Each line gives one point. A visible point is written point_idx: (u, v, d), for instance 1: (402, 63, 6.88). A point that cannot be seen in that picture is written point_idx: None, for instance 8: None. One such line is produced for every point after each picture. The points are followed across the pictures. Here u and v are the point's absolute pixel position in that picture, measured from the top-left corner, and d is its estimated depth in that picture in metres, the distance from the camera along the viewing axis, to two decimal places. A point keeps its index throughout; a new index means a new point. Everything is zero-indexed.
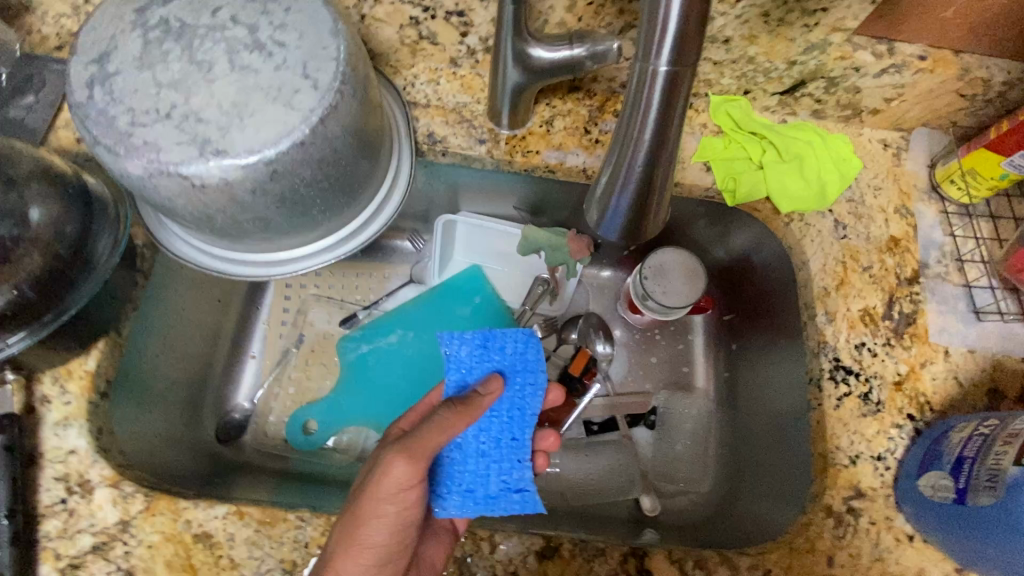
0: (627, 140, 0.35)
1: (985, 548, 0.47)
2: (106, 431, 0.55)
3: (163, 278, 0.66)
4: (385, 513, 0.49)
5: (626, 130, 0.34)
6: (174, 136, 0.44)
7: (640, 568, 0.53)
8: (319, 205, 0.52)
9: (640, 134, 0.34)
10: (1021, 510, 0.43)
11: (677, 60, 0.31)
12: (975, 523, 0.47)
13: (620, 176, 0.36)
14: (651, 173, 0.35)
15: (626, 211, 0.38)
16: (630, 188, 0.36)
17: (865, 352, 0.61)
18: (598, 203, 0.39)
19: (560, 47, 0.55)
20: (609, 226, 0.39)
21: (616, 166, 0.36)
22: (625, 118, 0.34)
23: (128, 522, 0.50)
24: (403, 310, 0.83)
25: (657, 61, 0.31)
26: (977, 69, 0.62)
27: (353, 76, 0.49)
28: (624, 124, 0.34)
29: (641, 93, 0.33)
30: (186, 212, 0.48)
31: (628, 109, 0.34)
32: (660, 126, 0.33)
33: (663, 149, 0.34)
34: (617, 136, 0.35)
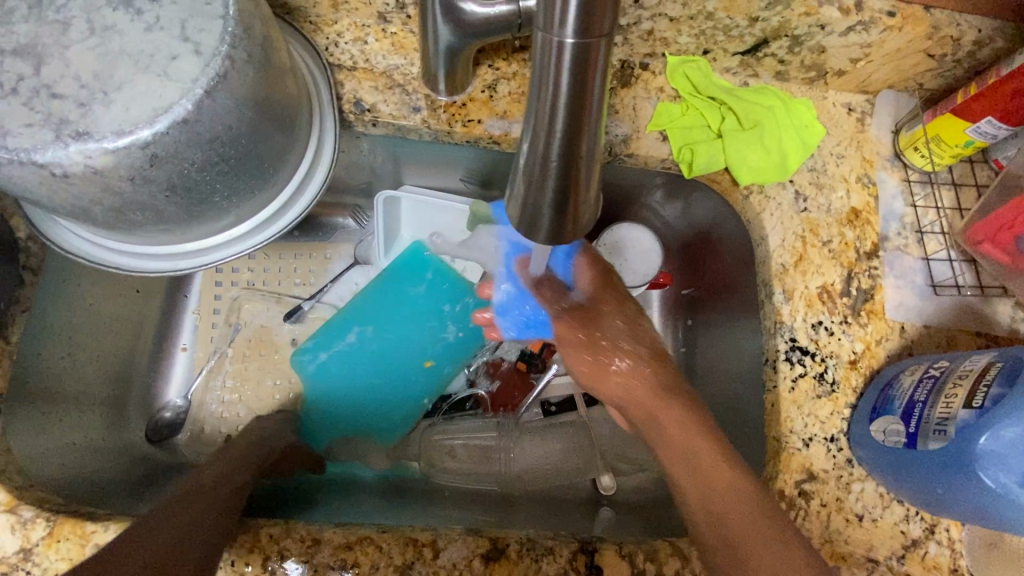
0: (539, 129, 0.29)
1: (901, 461, 0.50)
2: (0, 450, 0.49)
3: (61, 273, 0.58)
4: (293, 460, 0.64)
5: (537, 118, 0.29)
6: (24, 116, 0.37)
7: (590, 564, 0.51)
8: (220, 192, 0.45)
9: (553, 120, 0.28)
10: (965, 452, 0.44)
11: (586, 30, 0.26)
12: (929, 465, 0.47)
13: (535, 169, 0.30)
14: (572, 166, 0.30)
15: (547, 212, 0.31)
16: (549, 184, 0.30)
17: (821, 331, 0.59)
18: (519, 202, 0.32)
19: (496, 3, 0.49)
20: (527, 232, 0.33)
21: (529, 156, 0.30)
22: (534, 102, 0.29)
23: (29, 550, 0.46)
24: (352, 305, 0.76)
25: (561, 32, 0.26)
26: (947, 27, 0.58)
27: (247, 39, 0.42)
28: (534, 109, 0.29)
29: (549, 69, 0.27)
30: (55, 204, 0.41)
31: (536, 93, 0.28)
32: (574, 109, 0.28)
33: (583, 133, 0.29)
34: (529, 123, 0.30)
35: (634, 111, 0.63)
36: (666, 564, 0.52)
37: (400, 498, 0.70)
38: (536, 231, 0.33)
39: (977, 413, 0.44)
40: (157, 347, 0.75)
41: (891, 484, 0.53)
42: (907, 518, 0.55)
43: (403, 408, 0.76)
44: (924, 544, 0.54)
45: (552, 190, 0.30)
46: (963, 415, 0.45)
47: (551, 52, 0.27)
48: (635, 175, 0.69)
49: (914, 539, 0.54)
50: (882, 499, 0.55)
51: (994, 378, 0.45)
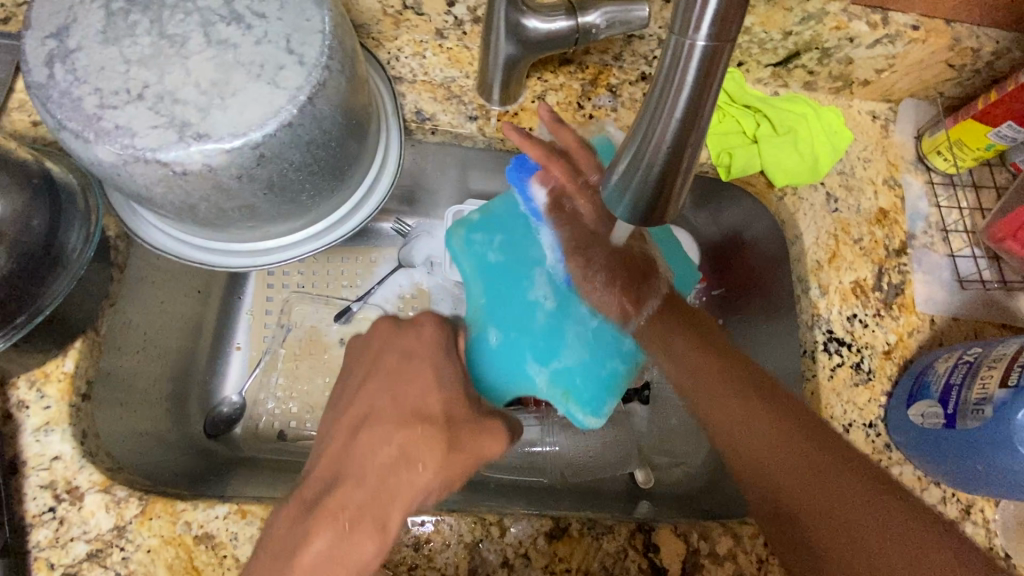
0: (653, 120, 0.32)
1: (944, 443, 0.52)
2: (92, 434, 0.52)
3: (138, 270, 0.62)
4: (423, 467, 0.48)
5: (654, 111, 0.32)
6: (148, 119, 0.40)
7: (647, 542, 0.54)
8: (308, 191, 0.49)
9: (670, 113, 0.32)
10: (1010, 429, 0.47)
11: (716, 35, 0.29)
12: (970, 444, 0.50)
13: (642, 154, 0.33)
14: (680, 155, 0.33)
15: (648, 195, 0.35)
16: (656, 171, 0.33)
17: (856, 323, 0.63)
18: (617, 185, 0.35)
19: (555, 18, 0.54)
20: (624, 212, 0.36)
21: (640, 144, 0.33)
22: (655, 98, 0.32)
23: (124, 527, 0.49)
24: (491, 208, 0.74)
25: (695, 35, 0.29)
26: (966, 39, 0.62)
27: (340, 51, 0.46)
28: (652, 103, 0.33)
29: (676, 69, 0.31)
30: (166, 200, 0.44)
31: (658, 90, 0.32)
32: (693, 105, 0.31)
33: (695, 125, 0.32)
34: (642, 114, 0.33)
35: None
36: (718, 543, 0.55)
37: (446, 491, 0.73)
38: (633, 211, 0.36)
39: (1012, 392, 0.48)
40: (214, 345, 0.78)
41: (930, 468, 0.55)
42: (943, 499, 0.58)
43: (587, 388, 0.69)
44: (961, 524, 0.57)
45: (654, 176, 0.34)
46: (1002, 394, 0.48)
47: (679, 53, 0.30)
48: None
49: (951, 519, 0.57)
50: (920, 482, 0.58)
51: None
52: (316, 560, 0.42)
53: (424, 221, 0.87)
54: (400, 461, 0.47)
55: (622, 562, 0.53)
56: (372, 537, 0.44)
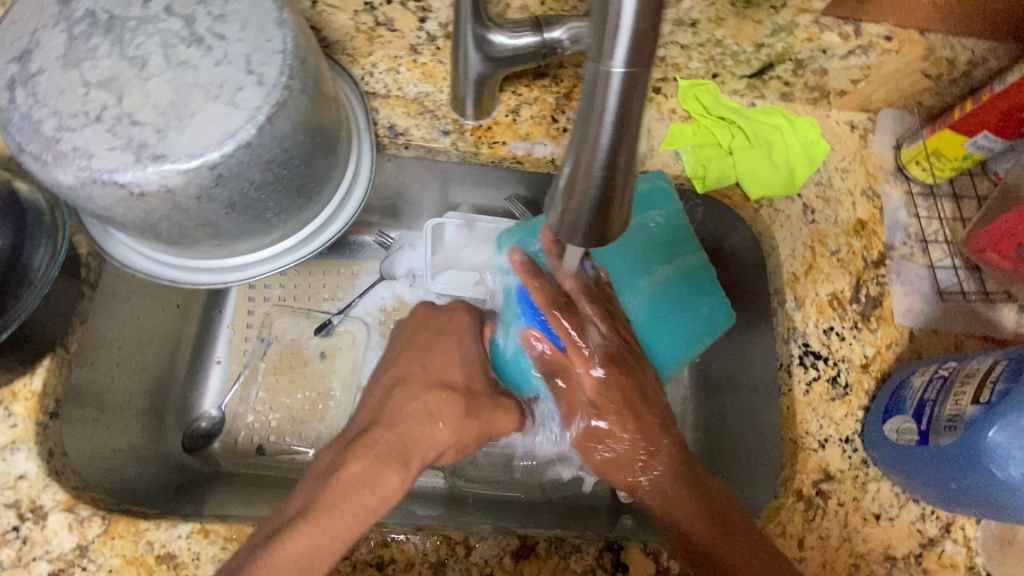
0: (584, 143, 0.32)
1: (919, 461, 0.52)
2: (59, 453, 0.53)
3: (112, 287, 0.62)
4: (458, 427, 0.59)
5: (582, 133, 0.32)
6: (106, 141, 0.41)
7: (616, 561, 0.54)
8: (272, 209, 0.49)
9: (599, 136, 0.32)
10: (978, 448, 0.46)
11: (633, 60, 0.30)
12: (942, 463, 0.49)
13: (577, 178, 0.33)
14: (614, 177, 0.33)
15: (586, 216, 0.34)
16: (592, 193, 0.33)
17: (833, 336, 0.62)
18: (558, 209, 0.35)
19: (522, 34, 0.54)
20: (567, 234, 0.36)
21: (574, 167, 0.33)
22: (581, 121, 0.32)
23: (86, 547, 0.48)
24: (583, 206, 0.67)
25: (611, 63, 0.30)
26: (941, 49, 0.62)
27: (302, 70, 0.46)
28: (581, 125, 0.33)
29: (596, 93, 0.31)
30: (127, 220, 0.45)
31: (583, 113, 0.32)
32: (620, 126, 0.31)
33: (624, 144, 0.32)
34: (574, 138, 0.33)
35: (648, 132, 0.67)
36: (691, 562, 0.54)
37: (423, 505, 0.71)
38: (575, 234, 0.35)
39: (984, 408, 0.47)
40: (195, 360, 0.78)
41: (908, 485, 0.55)
42: (922, 517, 0.57)
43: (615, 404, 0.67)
44: (940, 543, 0.56)
45: (592, 198, 0.33)
46: (972, 411, 0.47)
47: (599, 77, 0.31)
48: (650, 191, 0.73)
49: (930, 537, 0.56)
50: (898, 499, 0.57)
51: (999, 374, 0.47)
52: (351, 481, 0.51)
53: (406, 233, 0.87)
54: (424, 415, 0.57)
55: None
56: (395, 473, 0.52)
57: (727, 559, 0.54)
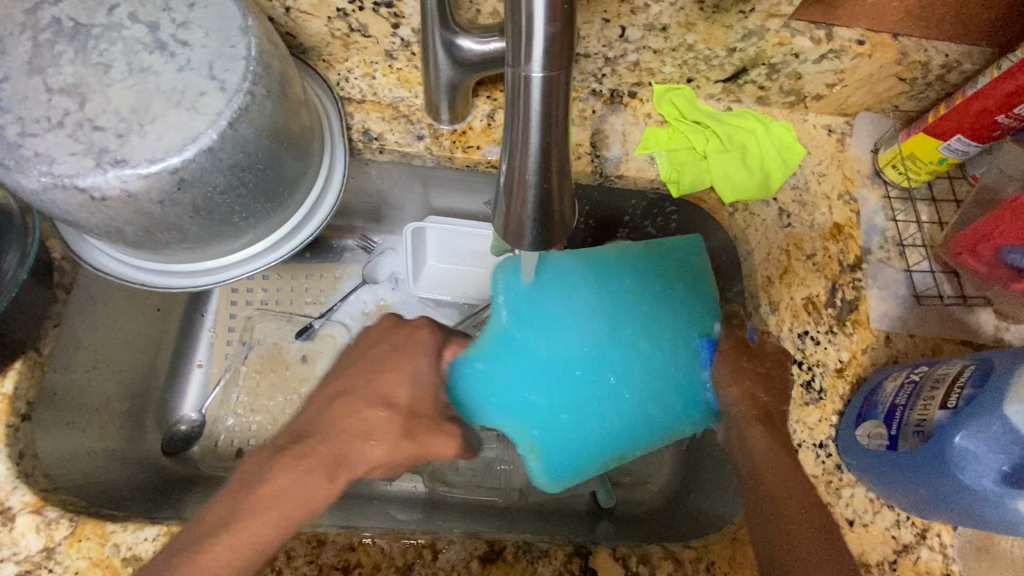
0: (516, 147, 0.33)
1: (887, 466, 0.51)
2: (29, 454, 0.53)
3: (89, 290, 0.63)
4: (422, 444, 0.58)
5: (512, 138, 0.33)
6: (68, 146, 0.41)
7: (585, 567, 0.52)
8: (239, 213, 0.50)
9: (527, 140, 0.32)
10: (944, 453, 0.45)
11: (550, 64, 0.30)
12: (907, 468, 0.49)
13: (514, 185, 0.34)
14: (548, 179, 0.33)
15: (527, 219, 0.35)
16: (529, 196, 0.34)
17: (808, 340, 0.62)
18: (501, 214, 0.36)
19: (489, 40, 0.54)
20: (512, 237, 0.36)
21: (509, 172, 0.34)
22: (509, 127, 0.33)
23: (53, 549, 0.49)
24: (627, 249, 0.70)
25: (530, 67, 0.30)
26: (915, 53, 0.62)
27: (266, 75, 0.47)
28: (511, 130, 0.33)
29: (520, 97, 0.32)
30: (92, 225, 0.45)
31: (511, 119, 0.33)
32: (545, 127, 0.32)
33: (553, 147, 0.32)
34: (506, 144, 0.34)
35: (623, 136, 0.67)
36: (660, 568, 0.53)
37: (402, 510, 0.72)
38: (521, 238, 0.36)
39: (951, 414, 0.46)
40: (176, 363, 0.79)
41: (881, 490, 0.54)
42: (897, 523, 0.56)
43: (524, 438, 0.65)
44: (915, 549, 0.55)
45: (531, 203, 0.34)
46: (938, 416, 0.46)
47: (521, 81, 0.31)
48: (627, 195, 0.73)
49: (905, 544, 0.56)
50: (872, 504, 0.56)
51: (966, 380, 0.47)
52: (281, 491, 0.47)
53: (389, 237, 0.88)
54: (361, 435, 0.52)
55: None
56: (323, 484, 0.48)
57: (696, 565, 0.54)
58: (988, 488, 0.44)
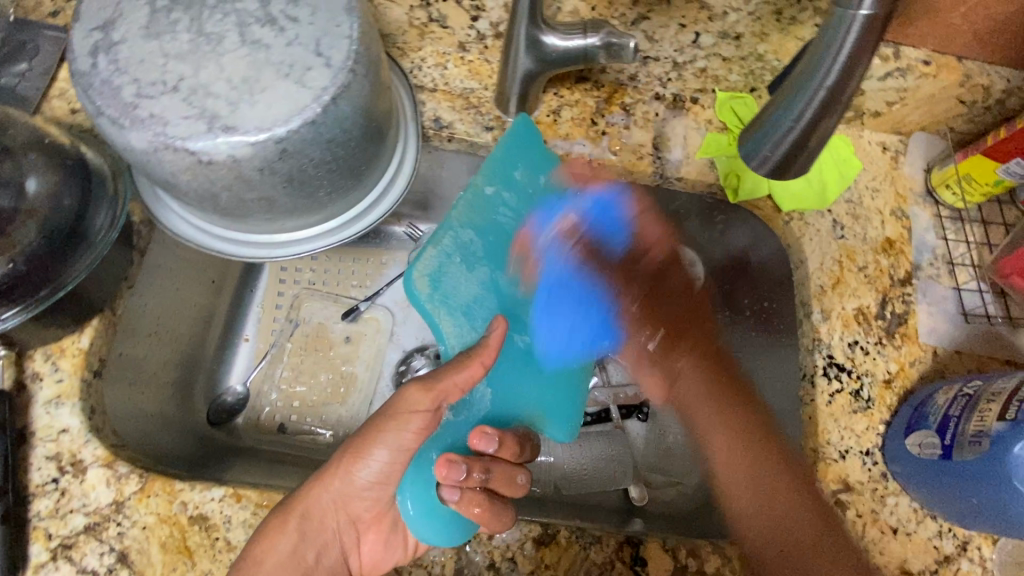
0: (809, 80, 0.37)
1: (942, 476, 0.52)
2: (99, 411, 0.54)
3: (158, 256, 0.64)
4: (363, 471, 0.53)
5: (816, 62, 0.36)
6: (181, 110, 0.43)
7: (636, 555, 0.54)
8: (325, 187, 0.51)
9: (825, 77, 0.36)
10: (1005, 464, 0.46)
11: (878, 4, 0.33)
12: (964, 478, 0.50)
13: (794, 111, 0.38)
14: (820, 120, 0.38)
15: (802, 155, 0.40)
16: (798, 129, 0.39)
17: (857, 350, 0.63)
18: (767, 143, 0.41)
19: (573, 36, 0.56)
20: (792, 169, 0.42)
21: (794, 103, 0.38)
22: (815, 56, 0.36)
23: (123, 503, 0.50)
24: (506, 143, 0.62)
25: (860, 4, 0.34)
26: (978, 76, 0.64)
27: (366, 56, 0.48)
28: (811, 62, 0.36)
29: (836, 35, 0.35)
30: (191, 188, 0.47)
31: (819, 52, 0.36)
32: (846, 72, 0.35)
33: (844, 89, 0.36)
34: (798, 75, 0.37)
35: (684, 140, 0.69)
36: (707, 562, 0.54)
37: None
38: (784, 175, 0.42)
39: (1011, 425, 0.47)
40: (224, 336, 0.80)
41: (928, 499, 0.55)
42: (939, 533, 0.57)
43: (570, 399, 0.63)
44: (955, 561, 0.57)
45: (794, 135, 0.39)
46: (998, 427, 0.48)
47: (844, 22, 0.34)
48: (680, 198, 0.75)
49: (946, 554, 0.57)
50: (915, 514, 0.58)
51: None
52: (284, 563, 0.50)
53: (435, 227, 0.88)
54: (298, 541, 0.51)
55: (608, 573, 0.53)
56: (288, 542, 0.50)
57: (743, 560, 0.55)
58: None
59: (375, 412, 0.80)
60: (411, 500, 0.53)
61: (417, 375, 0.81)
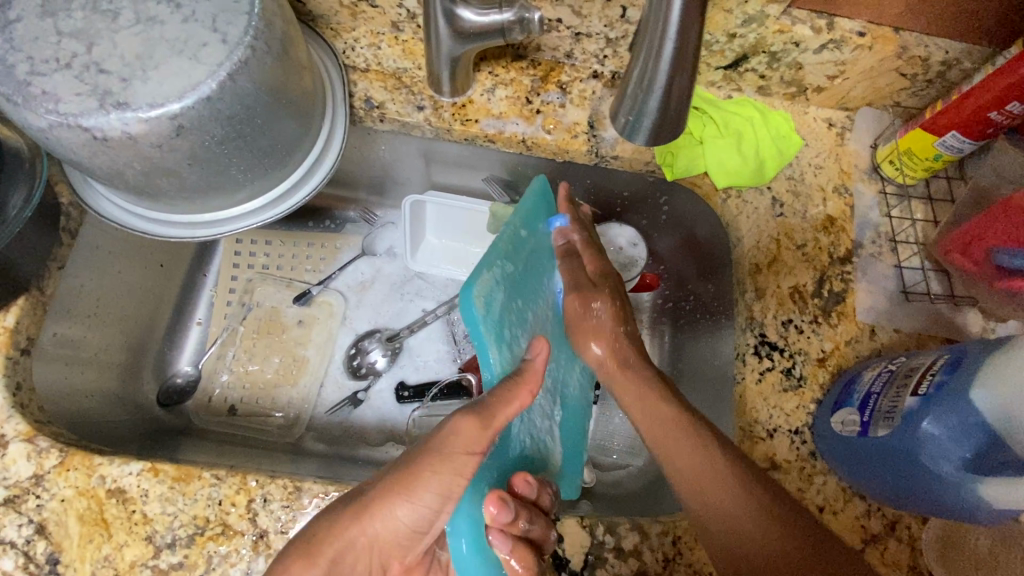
0: (652, 51, 0.38)
1: (860, 454, 0.51)
2: (26, 388, 0.55)
3: (93, 238, 0.65)
4: (402, 513, 0.46)
5: (651, 33, 0.37)
6: (74, 86, 0.43)
7: (552, 531, 0.54)
8: (237, 165, 0.51)
9: (662, 47, 0.37)
10: (913, 440, 0.45)
11: None
12: (878, 455, 0.48)
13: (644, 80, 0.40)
14: (670, 87, 0.40)
15: (666, 119, 0.42)
16: (652, 96, 0.41)
17: (791, 328, 0.62)
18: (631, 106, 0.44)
19: (489, 11, 0.55)
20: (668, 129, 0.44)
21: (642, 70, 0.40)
22: (650, 26, 0.37)
23: (42, 476, 0.51)
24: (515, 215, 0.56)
25: None
26: (915, 48, 0.61)
27: (267, 32, 0.48)
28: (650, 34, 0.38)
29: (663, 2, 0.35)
30: (96, 166, 0.47)
31: (652, 25, 0.37)
32: (680, 39, 0.36)
33: (685, 55, 0.37)
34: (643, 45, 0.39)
35: None
36: (625, 538, 0.54)
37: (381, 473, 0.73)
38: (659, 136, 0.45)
39: (922, 401, 0.46)
40: (176, 319, 0.82)
41: (851, 479, 0.54)
42: (868, 512, 0.56)
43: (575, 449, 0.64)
44: (883, 540, 0.56)
45: (653, 101, 0.41)
46: (910, 403, 0.47)
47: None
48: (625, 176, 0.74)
49: (874, 533, 0.56)
50: (843, 493, 0.57)
51: (939, 368, 0.47)
52: None
53: (390, 211, 0.89)
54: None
55: None
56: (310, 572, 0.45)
57: (662, 538, 0.54)
58: (954, 476, 0.44)
59: (326, 393, 0.81)
60: (466, 537, 0.46)
61: (369, 357, 0.82)
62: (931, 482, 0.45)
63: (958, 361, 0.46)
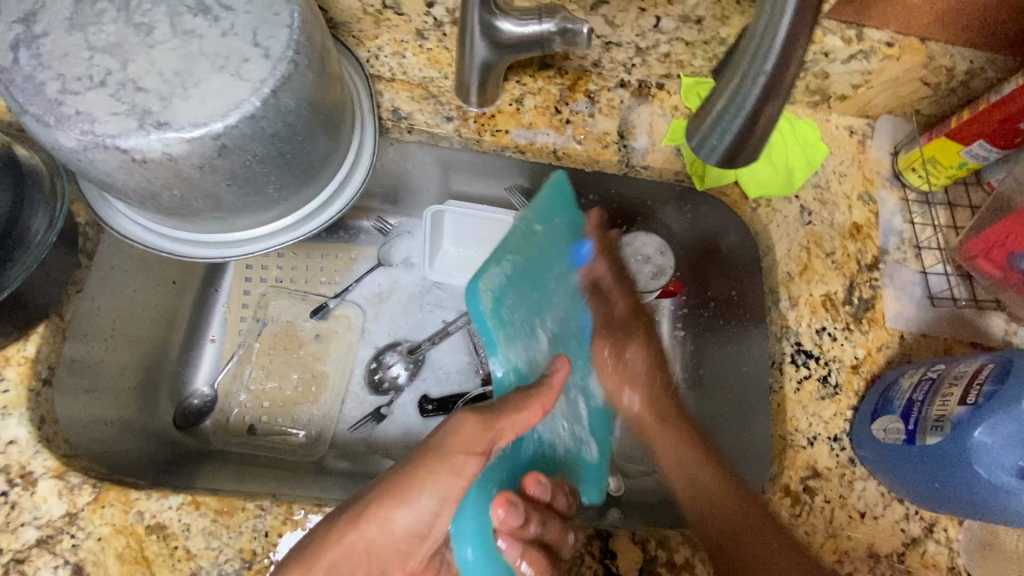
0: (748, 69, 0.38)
1: (906, 461, 0.52)
2: (50, 420, 0.53)
3: (110, 258, 0.62)
4: (403, 513, 0.47)
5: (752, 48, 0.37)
6: (109, 106, 0.41)
7: (605, 548, 0.54)
8: (274, 183, 0.49)
9: (761, 66, 0.37)
10: (966, 448, 0.46)
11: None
12: (927, 462, 0.50)
13: (735, 99, 0.40)
14: (761, 108, 0.39)
15: (750, 141, 0.42)
16: (741, 117, 0.40)
17: (825, 336, 0.63)
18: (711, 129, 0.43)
19: (529, 22, 0.54)
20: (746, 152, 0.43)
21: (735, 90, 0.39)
22: (752, 42, 0.37)
23: (76, 514, 0.48)
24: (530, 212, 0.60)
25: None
26: (941, 57, 0.63)
27: (308, 46, 0.46)
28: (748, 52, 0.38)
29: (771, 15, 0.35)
30: (129, 188, 0.45)
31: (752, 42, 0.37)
32: (782, 57, 0.37)
33: (782, 75, 0.38)
34: (738, 64, 0.39)
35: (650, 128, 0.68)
36: (677, 552, 0.54)
37: None
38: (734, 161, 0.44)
39: (972, 409, 0.47)
40: (189, 336, 0.79)
41: (893, 484, 0.55)
42: (907, 516, 0.57)
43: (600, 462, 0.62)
44: (922, 542, 0.57)
45: (738, 123, 0.41)
46: (959, 412, 0.48)
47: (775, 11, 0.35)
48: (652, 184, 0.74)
49: (913, 536, 0.57)
50: (883, 498, 0.58)
51: (987, 377, 0.48)
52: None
53: (406, 220, 0.87)
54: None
55: (576, 567, 0.53)
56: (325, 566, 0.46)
57: (713, 550, 0.54)
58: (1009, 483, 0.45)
59: (348, 409, 0.79)
60: (472, 543, 0.47)
61: (390, 371, 0.80)
62: (983, 488, 0.46)
63: (1005, 369, 0.48)
